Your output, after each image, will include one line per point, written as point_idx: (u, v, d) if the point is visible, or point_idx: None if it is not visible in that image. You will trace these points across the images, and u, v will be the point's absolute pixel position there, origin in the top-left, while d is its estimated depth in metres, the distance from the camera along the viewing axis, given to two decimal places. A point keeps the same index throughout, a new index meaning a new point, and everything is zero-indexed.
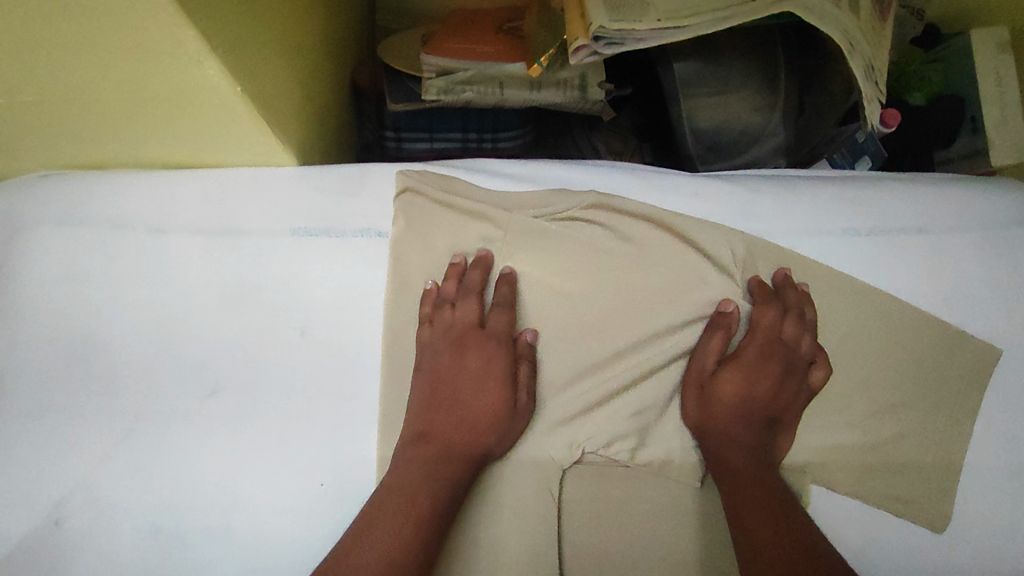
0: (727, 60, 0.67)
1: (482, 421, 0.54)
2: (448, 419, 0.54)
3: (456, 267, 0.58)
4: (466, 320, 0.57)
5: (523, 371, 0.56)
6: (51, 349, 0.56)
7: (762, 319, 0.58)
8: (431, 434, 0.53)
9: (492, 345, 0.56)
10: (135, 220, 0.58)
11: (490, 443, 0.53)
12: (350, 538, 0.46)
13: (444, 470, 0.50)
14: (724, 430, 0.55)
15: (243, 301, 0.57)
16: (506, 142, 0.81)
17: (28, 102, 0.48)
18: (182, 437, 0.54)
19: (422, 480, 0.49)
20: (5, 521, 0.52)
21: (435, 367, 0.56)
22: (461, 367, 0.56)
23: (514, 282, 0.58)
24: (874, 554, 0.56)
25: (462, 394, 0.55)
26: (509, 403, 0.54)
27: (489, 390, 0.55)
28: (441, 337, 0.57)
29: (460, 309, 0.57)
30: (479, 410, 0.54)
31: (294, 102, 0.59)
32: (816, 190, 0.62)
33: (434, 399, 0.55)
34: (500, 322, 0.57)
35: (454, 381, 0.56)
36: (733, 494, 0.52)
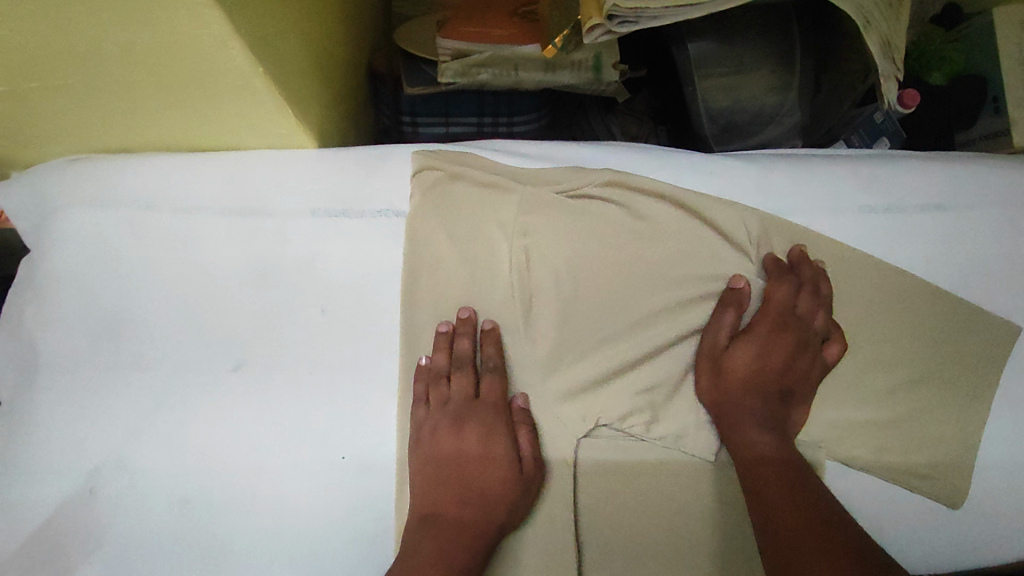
0: (741, 39, 0.66)
1: (492, 496, 0.52)
2: (456, 493, 0.53)
3: (444, 336, 0.57)
4: (460, 391, 0.56)
5: (524, 437, 0.55)
6: (84, 325, 0.58)
7: (776, 294, 0.58)
8: (437, 514, 0.51)
9: (490, 415, 0.55)
10: (161, 202, 0.60)
11: (502, 518, 0.52)
12: None
13: (457, 555, 0.49)
14: (739, 404, 0.56)
15: (265, 278, 0.59)
16: (521, 127, 0.82)
17: (60, 86, 0.49)
18: (210, 410, 0.56)
19: (437, 555, 0.48)
20: (43, 490, 0.54)
21: (438, 427, 0.55)
22: (462, 439, 0.55)
23: (499, 339, 0.57)
24: (888, 527, 0.56)
25: (467, 463, 0.54)
26: (518, 471, 0.53)
27: (495, 465, 0.53)
28: (440, 415, 0.55)
29: (454, 383, 0.56)
30: (487, 478, 0.53)
31: (314, 86, 0.60)
32: (832, 168, 0.62)
33: (443, 480, 0.53)
34: (493, 388, 0.56)
35: (456, 458, 0.54)
36: (749, 466, 0.53)
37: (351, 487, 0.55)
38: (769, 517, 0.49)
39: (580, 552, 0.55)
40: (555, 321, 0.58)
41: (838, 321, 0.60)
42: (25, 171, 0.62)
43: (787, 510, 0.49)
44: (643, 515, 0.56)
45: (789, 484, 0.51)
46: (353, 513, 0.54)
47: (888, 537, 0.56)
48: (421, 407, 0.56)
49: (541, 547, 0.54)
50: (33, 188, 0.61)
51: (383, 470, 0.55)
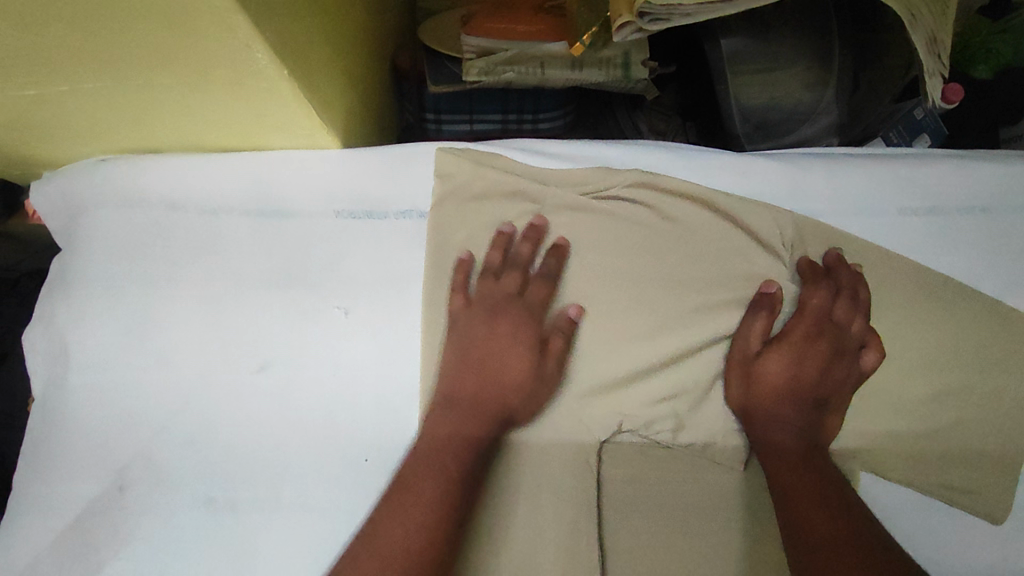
0: (778, 36, 0.63)
1: (502, 376, 0.55)
2: (484, 374, 0.55)
3: (503, 237, 0.58)
4: (505, 288, 0.56)
5: (536, 292, 0.56)
6: (112, 324, 0.59)
7: (812, 300, 0.56)
8: (457, 398, 0.54)
9: (519, 305, 0.56)
10: (186, 202, 0.61)
11: (515, 404, 0.54)
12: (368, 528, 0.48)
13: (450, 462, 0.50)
14: (772, 416, 0.54)
15: (288, 278, 0.59)
16: (546, 125, 0.81)
17: (90, 87, 0.50)
18: (235, 409, 0.57)
19: (445, 441, 0.51)
20: (76, 486, 0.56)
21: (488, 332, 0.56)
22: (483, 330, 0.56)
23: (541, 230, 0.58)
24: (928, 546, 0.54)
25: (490, 352, 0.55)
26: (537, 367, 0.55)
27: (500, 344, 0.55)
28: (471, 315, 0.56)
29: (504, 280, 0.57)
30: (506, 368, 0.55)
31: (339, 83, 0.60)
32: (869, 168, 0.60)
33: (468, 371, 0.55)
34: (527, 268, 0.57)
35: (489, 352, 0.55)
36: (781, 479, 0.51)
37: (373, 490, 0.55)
38: (797, 534, 0.48)
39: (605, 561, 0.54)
40: (581, 323, 0.57)
41: (875, 328, 0.57)
42: (56, 170, 0.63)
43: (818, 530, 0.47)
44: (670, 525, 0.54)
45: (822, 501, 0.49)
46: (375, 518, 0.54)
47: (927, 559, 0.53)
48: (456, 300, 0.57)
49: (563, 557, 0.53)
50: (64, 189, 0.62)
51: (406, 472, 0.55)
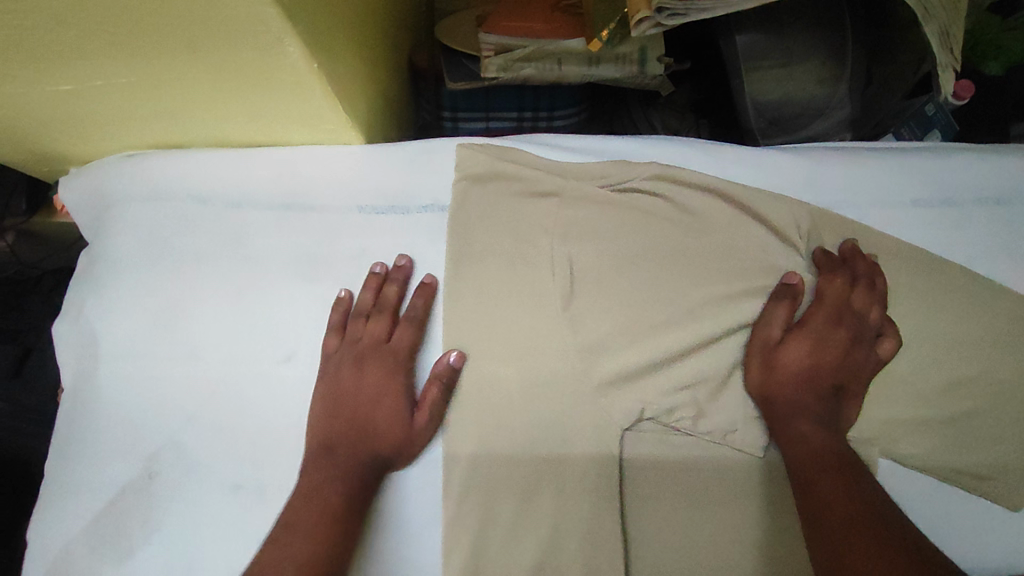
0: (791, 31, 0.64)
1: (378, 428, 0.55)
2: (352, 431, 0.55)
3: (378, 276, 0.59)
4: (372, 334, 0.57)
5: (431, 392, 0.55)
6: (142, 315, 0.60)
7: (830, 288, 0.57)
8: (334, 445, 0.54)
9: (392, 360, 0.57)
10: (213, 196, 0.62)
11: (391, 452, 0.55)
12: None
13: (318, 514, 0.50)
14: (792, 401, 0.55)
15: (314, 270, 0.60)
16: (560, 122, 0.83)
17: (122, 84, 0.51)
18: (260, 398, 0.58)
19: (314, 492, 0.52)
20: (110, 472, 0.57)
21: (353, 383, 0.56)
22: (362, 378, 0.57)
23: (429, 292, 0.59)
24: (947, 531, 0.54)
25: (361, 404, 0.56)
26: (406, 416, 0.55)
27: (408, 427, 0.55)
28: (348, 348, 0.58)
29: (372, 324, 0.58)
30: (368, 431, 0.55)
31: (361, 79, 0.61)
32: (883, 162, 0.61)
33: (339, 419, 0.56)
34: (404, 337, 0.58)
35: (357, 396, 0.56)
36: (800, 462, 0.52)
37: (396, 511, 0.55)
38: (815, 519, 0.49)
39: (626, 544, 0.55)
40: (601, 313, 0.58)
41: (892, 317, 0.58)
42: (86, 165, 0.65)
43: (835, 512, 0.48)
44: (690, 510, 0.55)
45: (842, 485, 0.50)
46: (402, 504, 0.55)
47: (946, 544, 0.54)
48: (373, 377, 0.57)
49: (586, 542, 0.54)
50: (94, 183, 0.64)
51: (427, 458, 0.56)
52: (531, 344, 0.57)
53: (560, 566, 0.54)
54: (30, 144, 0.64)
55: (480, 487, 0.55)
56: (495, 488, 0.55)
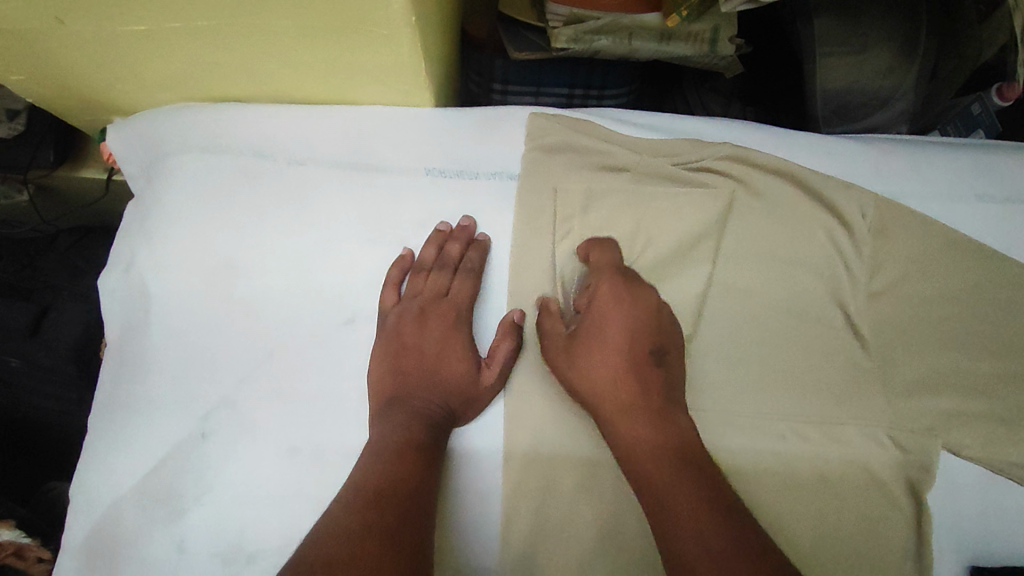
0: (867, 21, 0.65)
1: (448, 382, 0.54)
2: (422, 383, 0.54)
3: (439, 234, 0.58)
4: (433, 289, 0.56)
5: (501, 348, 0.54)
6: (197, 269, 0.58)
7: (598, 258, 0.56)
8: (404, 396, 0.53)
9: (454, 316, 0.56)
10: (275, 151, 0.61)
11: (462, 402, 0.53)
12: (321, 530, 0.43)
13: (394, 460, 0.48)
14: (607, 392, 0.51)
15: (377, 232, 0.59)
16: (610, 101, 0.81)
17: (200, 27, 0.50)
18: (319, 359, 0.56)
19: (388, 440, 0.49)
20: (158, 429, 0.55)
21: (413, 336, 0.55)
22: (425, 334, 0.55)
23: (485, 249, 0.58)
24: (1006, 525, 0.54)
25: (427, 358, 0.55)
26: (473, 366, 0.54)
27: (474, 378, 0.54)
28: (407, 306, 0.56)
29: (432, 279, 0.57)
30: (436, 385, 0.54)
31: (436, 41, 0.60)
32: (949, 157, 0.62)
33: (407, 372, 0.54)
34: (464, 291, 0.57)
35: (421, 347, 0.55)
36: (632, 448, 0.49)
37: (462, 488, 0.53)
38: (657, 509, 0.45)
39: None
40: (668, 290, 0.57)
41: (937, 327, 0.58)
42: (141, 113, 0.64)
43: (671, 534, 0.44)
44: (757, 496, 0.53)
45: (663, 458, 0.47)
46: (468, 486, 0.53)
47: (1016, 538, 0.53)
48: (438, 331, 0.56)
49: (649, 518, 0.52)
50: (151, 133, 0.63)
51: (488, 433, 0.54)
52: None
53: (621, 543, 0.52)
54: (85, 89, 0.62)
55: (541, 463, 0.53)
56: (557, 466, 0.53)
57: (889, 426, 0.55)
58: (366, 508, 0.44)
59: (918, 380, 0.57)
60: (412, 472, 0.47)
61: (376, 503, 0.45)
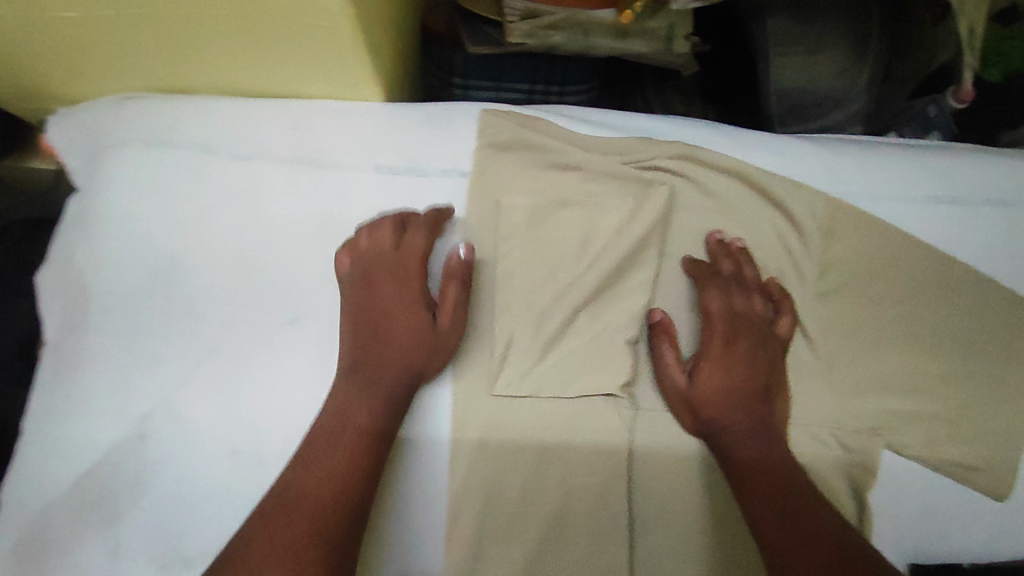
0: (821, 21, 0.67)
1: (405, 342, 0.53)
2: (379, 342, 0.53)
3: (400, 215, 0.56)
4: (382, 245, 0.55)
5: (451, 292, 0.55)
6: (137, 265, 0.57)
7: (711, 303, 0.56)
8: (362, 364, 0.52)
9: (405, 270, 0.56)
10: (220, 146, 0.59)
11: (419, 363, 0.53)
12: (263, 519, 0.44)
13: (357, 445, 0.48)
14: (733, 429, 0.52)
15: (324, 229, 0.58)
16: (572, 97, 0.80)
17: (136, 16, 0.49)
18: (264, 359, 0.55)
19: (346, 415, 0.49)
20: (97, 430, 0.54)
21: (368, 299, 0.54)
22: (377, 296, 0.55)
23: (450, 218, 0.57)
24: (939, 522, 0.55)
25: (383, 318, 0.54)
26: (430, 324, 0.54)
27: (430, 331, 0.53)
28: (359, 266, 0.55)
29: (382, 235, 0.55)
30: (392, 346, 0.53)
31: (387, 34, 0.59)
32: (900, 158, 0.62)
33: (362, 332, 0.54)
34: (416, 245, 0.56)
35: (377, 312, 0.54)
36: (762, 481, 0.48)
37: (404, 492, 0.52)
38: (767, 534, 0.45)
39: (632, 540, 0.53)
40: (617, 290, 0.57)
41: (882, 329, 0.58)
42: (83, 104, 0.62)
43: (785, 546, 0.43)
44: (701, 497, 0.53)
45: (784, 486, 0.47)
46: (410, 489, 0.52)
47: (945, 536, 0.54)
48: (387, 289, 0.55)
49: (592, 518, 0.53)
50: (90, 124, 0.60)
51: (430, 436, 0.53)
52: (552, 319, 0.55)
53: (566, 543, 0.52)
54: (24, 77, 0.60)
55: (485, 464, 0.52)
56: (502, 468, 0.53)
57: (834, 426, 0.55)
58: (293, 524, 0.43)
59: (863, 382, 0.57)
60: (371, 462, 0.48)
61: (331, 490, 0.45)
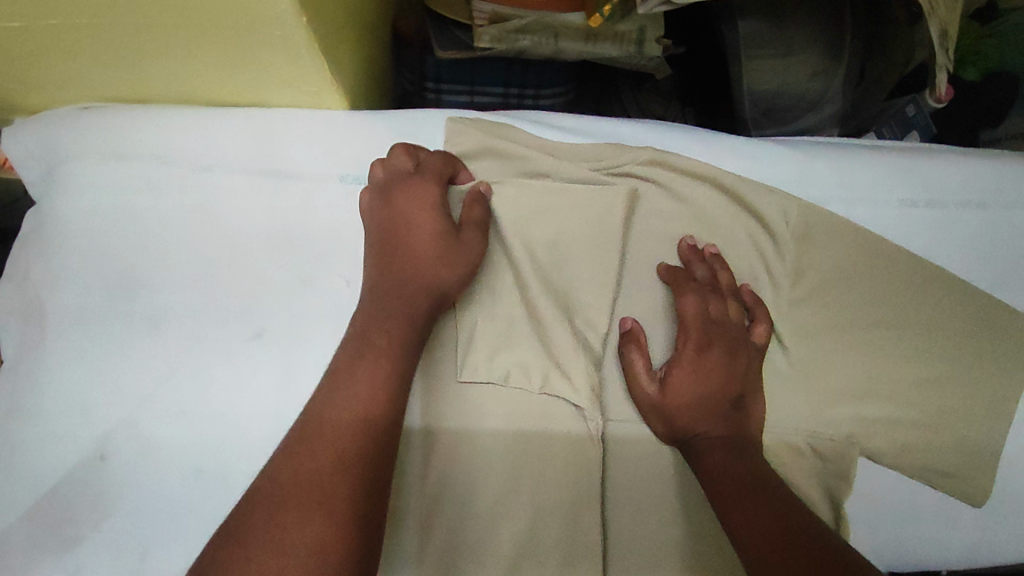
0: (792, 23, 0.66)
1: (420, 258, 0.50)
2: (399, 256, 0.51)
3: (410, 146, 0.55)
4: (395, 168, 0.54)
5: (472, 211, 0.54)
6: (96, 281, 0.55)
7: (688, 307, 0.54)
8: (383, 278, 0.50)
9: (427, 185, 0.53)
10: (180, 157, 0.58)
11: (439, 269, 0.51)
12: (283, 457, 0.41)
13: (381, 338, 0.47)
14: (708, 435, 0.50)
15: (288, 241, 0.56)
16: (546, 101, 0.79)
17: (81, 26, 0.47)
18: (227, 375, 0.54)
19: (377, 318, 0.48)
20: (54, 454, 0.52)
21: (389, 215, 0.52)
22: (399, 203, 0.52)
23: (456, 159, 0.57)
24: (912, 526, 0.55)
25: (406, 232, 0.51)
26: (451, 233, 0.52)
27: (448, 244, 0.51)
28: (378, 189, 0.53)
29: (393, 158, 0.54)
30: (418, 230, 0.51)
31: (348, 40, 0.57)
32: (876, 160, 0.61)
33: (385, 250, 0.51)
34: (433, 167, 0.55)
35: (398, 232, 0.51)
36: (739, 488, 0.46)
37: None
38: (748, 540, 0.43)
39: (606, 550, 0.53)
40: (588, 300, 0.56)
41: (857, 335, 0.58)
42: (34, 115, 0.60)
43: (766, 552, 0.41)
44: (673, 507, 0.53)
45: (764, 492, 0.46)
46: None
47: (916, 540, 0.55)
48: (411, 194, 0.52)
49: (564, 530, 0.52)
50: (43, 136, 0.58)
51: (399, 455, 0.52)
52: (522, 329, 0.54)
53: (539, 559, 0.51)
54: None
55: (454, 480, 0.52)
56: (472, 483, 0.52)
57: (809, 435, 0.55)
58: (318, 444, 0.41)
59: (838, 389, 0.56)
60: (390, 356, 0.46)
61: (354, 420, 0.42)
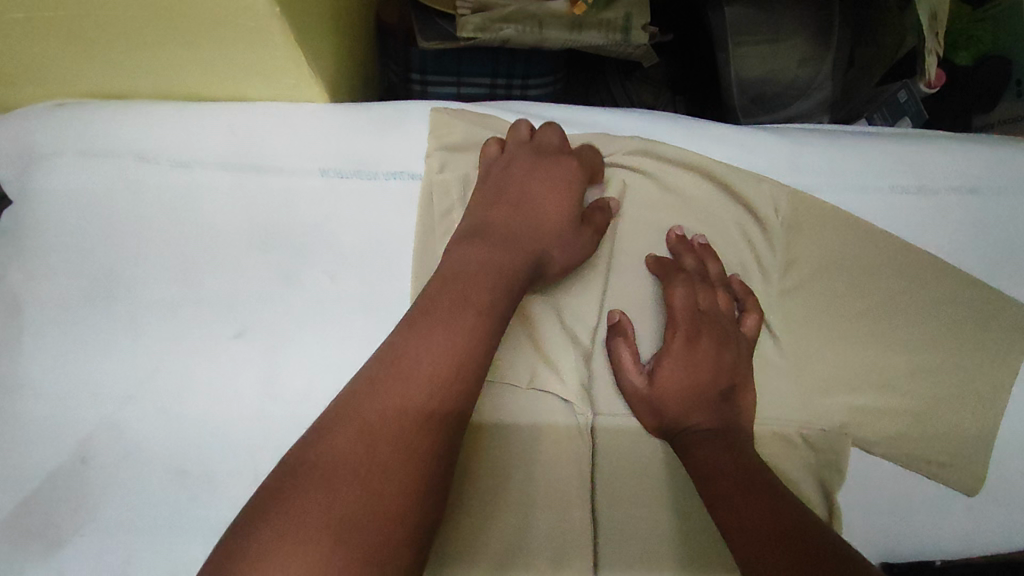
0: (780, 9, 0.66)
1: (539, 228, 0.53)
2: (510, 218, 0.53)
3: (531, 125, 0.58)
4: (547, 139, 0.57)
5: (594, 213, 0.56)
6: (74, 281, 0.54)
7: (674, 298, 0.54)
8: (487, 228, 0.52)
9: (564, 163, 0.55)
10: (158, 154, 0.57)
11: (552, 249, 0.52)
12: (363, 385, 0.40)
13: (490, 279, 0.47)
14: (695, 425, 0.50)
15: (270, 236, 0.55)
16: (534, 91, 0.78)
17: (49, 20, 0.46)
18: (210, 374, 0.53)
19: (478, 261, 0.48)
20: (32, 458, 0.51)
21: (504, 176, 0.55)
22: (531, 176, 0.55)
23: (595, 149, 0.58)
24: (906, 516, 0.54)
25: (524, 203, 0.54)
26: (575, 224, 0.54)
27: (565, 231, 0.53)
28: (521, 150, 0.56)
29: (546, 133, 0.57)
30: (539, 209, 0.54)
31: (328, 32, 0.56)
32: (865, 146, 0.60)
33: (496, 209, 0.54)
34: (586, 156, 0.56)
35: (524, 199, 0.54)
36: (725, 473, 0.45)
37: None
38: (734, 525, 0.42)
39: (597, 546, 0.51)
40: (574, 292, 0.56)
41: (848, 323, 0.57)
42: (8, 113, 0.58)
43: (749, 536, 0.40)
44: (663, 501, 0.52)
45: (748, 477, 0.45)
46: None
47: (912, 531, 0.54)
48: (537, 168, 0.55)
49: (554, 526, 0.51)
50: (15, 134, 0.57)
51: None
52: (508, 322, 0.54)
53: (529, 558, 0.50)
54: None
55: None
56: (460, 481, 0.50)
57: (800, 425, 0.54)
58: (399, 393, 0.40)
59: (829, 379, 0.56)
60: (493, 299, 0.46)
61: (441, 356, 0.42)
